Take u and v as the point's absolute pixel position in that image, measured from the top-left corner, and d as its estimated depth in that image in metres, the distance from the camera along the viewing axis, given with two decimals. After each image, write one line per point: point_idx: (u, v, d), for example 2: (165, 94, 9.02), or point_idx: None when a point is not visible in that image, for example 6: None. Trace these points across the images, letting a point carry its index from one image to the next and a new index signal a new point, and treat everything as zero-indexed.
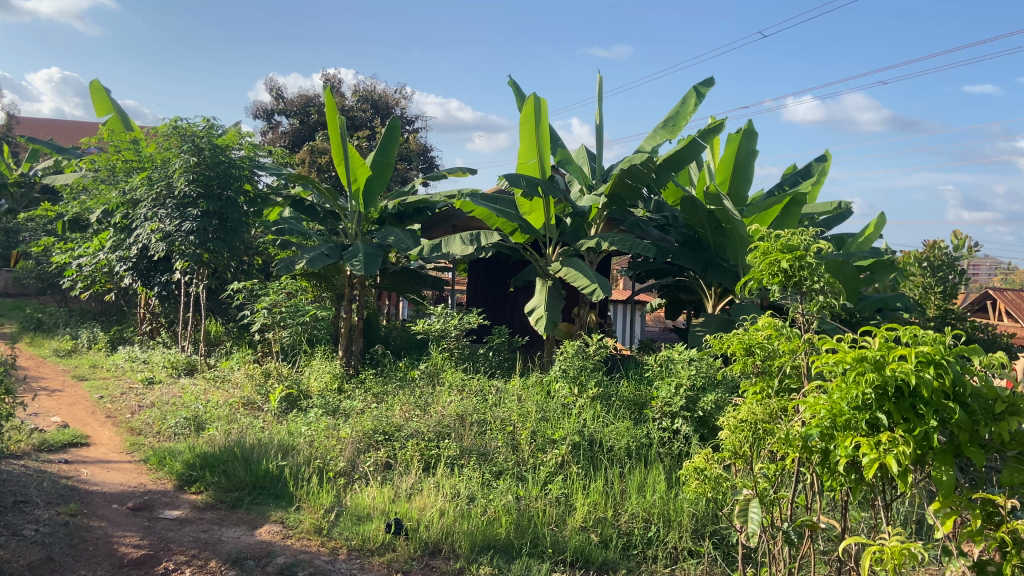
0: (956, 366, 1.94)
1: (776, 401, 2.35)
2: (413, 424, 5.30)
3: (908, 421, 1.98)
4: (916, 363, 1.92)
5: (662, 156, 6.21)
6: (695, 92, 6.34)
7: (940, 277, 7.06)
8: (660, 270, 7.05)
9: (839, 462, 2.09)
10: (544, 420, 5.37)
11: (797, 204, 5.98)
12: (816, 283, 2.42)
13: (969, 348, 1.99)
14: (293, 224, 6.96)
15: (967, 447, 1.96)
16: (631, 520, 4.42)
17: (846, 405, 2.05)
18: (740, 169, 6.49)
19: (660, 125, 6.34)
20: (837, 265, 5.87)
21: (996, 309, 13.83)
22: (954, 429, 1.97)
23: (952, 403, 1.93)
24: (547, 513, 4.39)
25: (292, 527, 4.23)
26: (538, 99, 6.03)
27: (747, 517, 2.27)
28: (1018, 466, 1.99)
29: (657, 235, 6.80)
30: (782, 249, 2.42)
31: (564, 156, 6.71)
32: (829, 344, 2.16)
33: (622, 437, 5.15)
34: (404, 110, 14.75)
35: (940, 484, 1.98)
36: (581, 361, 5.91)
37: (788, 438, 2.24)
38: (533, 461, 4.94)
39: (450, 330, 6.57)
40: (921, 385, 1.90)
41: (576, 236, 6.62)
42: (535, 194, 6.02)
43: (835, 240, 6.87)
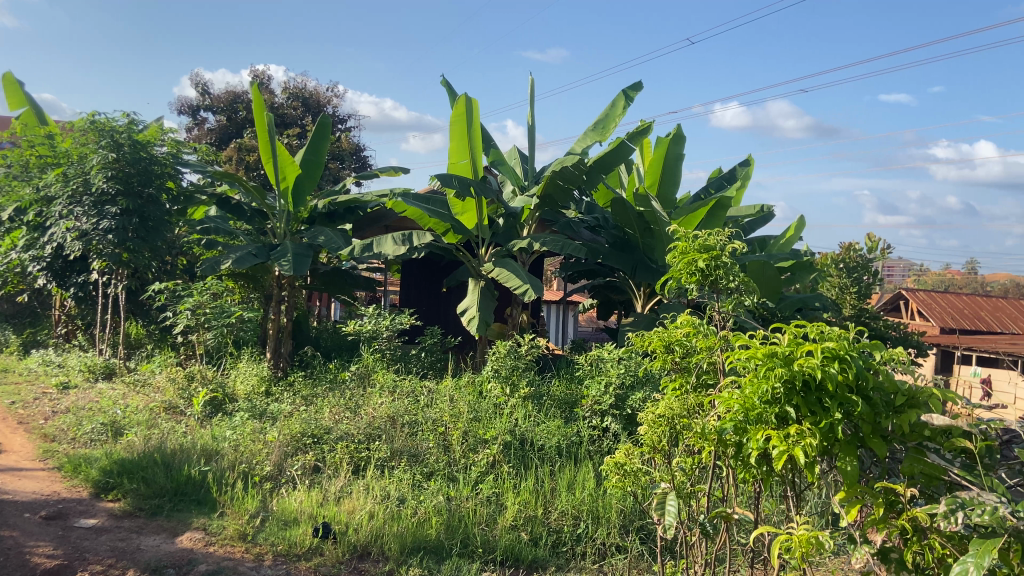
0: (859, 361, 2.03)
1: (693, 397, 2.42)
2: (343, 426, 5.24)
3: (815, 414, 2.06)
4: (821, 357, 2.01)
5: (591, 158, 6.30)
6: (624, 96, 6.45)
7: (855, 278, 7.36)
8: (591, 270, 7.13)
9: (752, 454, 2.16)
10: (476, 420, 5.37)
11: (722, 207, 6.14)
12: (732, 281, 2.51)
13: (871, 343, 2.08)
14: (219, 224, 6.79)
15: (870, 438, 2.05)
16: (561, 517, 4.46)
17: (758, 399, 2.13)
18: (668, 172, 6.63)
19: (590, 128, 6.43)
20: (759, 266, 6.05)
21: (908, 308, 14.52)
22: (858, 421, 2.05)
23: (855, 396, 2.01)
24: (478, 513, 4.39)
25: (215, 533, 4.13)
26: (470, 99, 6.04)
27: (665, 509, 2.31)
28: (917, 455, 2.04)
29: (588, 236, 6.89)
30: (698, 248, 2.49)
31: (496, 157, 6.72)
32: (741, 340, 2.23)
33: (553, 436, 5.21)
34: (336, 109, 14.56)
35: (845, 475, 2.06)
36: (513, 361, 5.94)
37: (704, 432, 2.31)
38: (464, 462, 4.93)
39: (381, 331, 6.51)
40: (826, 378, 1.99)
41: (508, 236, 6.71)
42: (467, 194, 6.02)
43: (758, 242, 7.09)
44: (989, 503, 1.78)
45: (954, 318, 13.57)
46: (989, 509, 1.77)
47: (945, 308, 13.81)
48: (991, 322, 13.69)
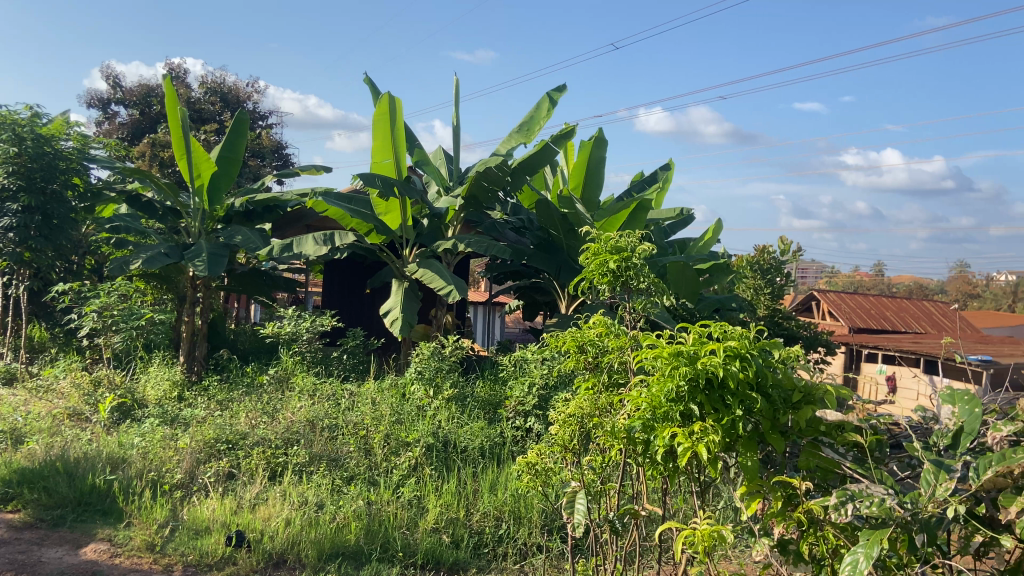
0: (758, 359, 2.10)
1: (604, 396, 2.45)
2: (259, 431, 5.10)
3: (718, 411, 2.11)
4: (724, 356, 2.06)
5: (516, 159, 6.32)
6: (548, 98, 6.49)
7: (769, 279, 7.60)
8: (515, 271, 7.15)
9: (658, 451, 2.20)
10: (398, 423, 5.30)
11: (643, 209, 6.25)
12: (642, 282, 2.55)
13: (770, 341, 2.16)
14: (130, 223, 6.52)
15: (769, 434, 2.11)
16: (483, 519, 4.46)
17: (663, 397, 2.17)
18: (591, 174, 6.72)
19: (514, 129, 6.45)
20: (679, 267, 6.19)
21: (819, 308, 15.15)
22: (758, 418, 2.11)
23: (755, 393, 2.08)
24: (399, 517, 4.34)
25: (121, 544, 3.96)
26: (393, 98, 5.98)
27: (574, 508, 2.33)
28: (813, 450, 2.11)
29: (513, 238, 6.92)
30: (610, 249, 2.52)
31: (421, 157, 6.67)
32: (649, 339, 2.28)
33: (476, 437, 5.20)
34: (256, 105, 14.21)
35: (745, 470, 2.12)
36: (436, 363, 5.90)
37: (613, 430, 2.34)
38: (385, 465, 4.87)
39: (301, 333, 6.37)
40: (728, 376, 2.04)
41: (433, 237, 6.68)
42: (390, 194, 5.95)
43: (678, 244, 7.26)
44: (877, 495, 1.86)
45: (862, 318, 14.22)
46: (877, 501, 1.84)
47: (853, 309, 14.45)
48: (896, 322, 14.39)
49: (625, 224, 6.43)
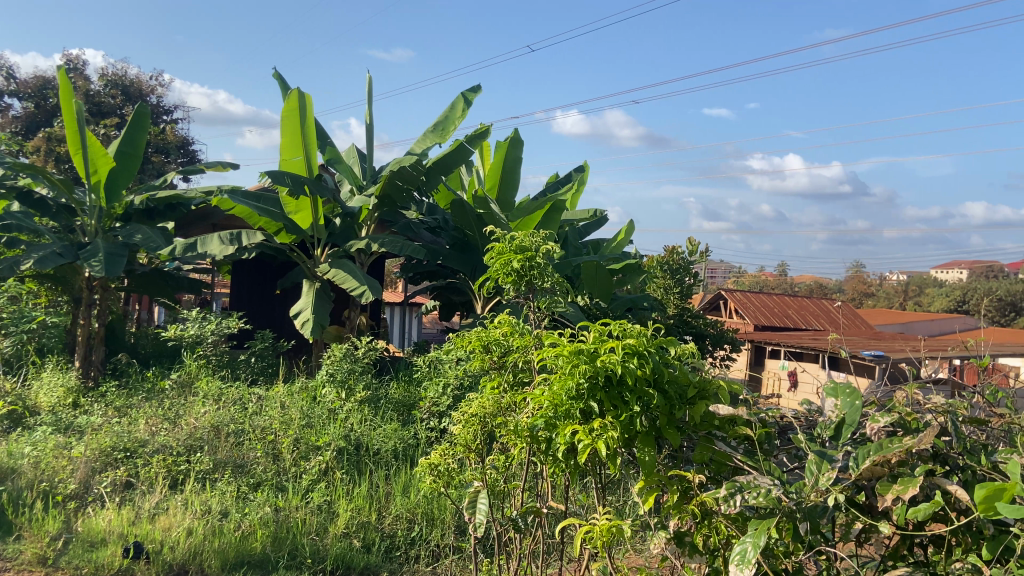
0: (655, 356, 2.16)
1: (508, 395, 2.47)
2: (160, 438, 4.90)
3: (616, 408, 2.16)
4: (622, 353, 2.11)
5: (431, 159, 6.28)
6: (463, 98, 6.48)
7: (678, 279, 7.82)
8: (431, 271, 7.12)
9: (559, 448, 2.23)
10: (308, 427, 5.19)
11: (557, 210, 6.30)
12: (545, 282, 2.58)
13: (666, 339, 2.24)
14: (20, 220, 6.15)
15: (666, 429, 2.17)
16: (395, 521, 4.41)
17: (565, 395, 2.20)
18: (507, 175, 6.75)
19: (429, 129, 6.41)
20: (592, 267, 6.29)
21: (727, 307, 15.70)
22: (655, 413, 2.17)
23: (652, 389, 2.13)
24: (308, 522, 4.24)
25: (9, 560, 3.74)
26: (302, 93, 5.86)
27: (476, 508, 2.32)
28: (707, 443, 2.19)
29: (428, 238, 6.87)
30: (514, 249, 2.53)
31: (333, 155, 6.54)
32: (551, 337, 2.30)
33: (389, 439, 5.14)
34: (161, 99, 13.66)
35: (643, 464, 2.18)
36: (348, 365, 5.79)
37: (516, 429, 2.35)
38: (294, 470, 4.75)
39: (206, 336, 6.15)
40: (626, 373, 2.09)
41: (346, 236, 6.51)
42: (301, 193, 5.82)
43: (592, 245, 7.38)
44: (764, 486, 1.93)
45: (766, 317, 14.81)
46: (764, 491, 1.92)
47: (758, 308, 15.02)
48: (798, 320, 15.04)
49: (545, 224, 6.42)
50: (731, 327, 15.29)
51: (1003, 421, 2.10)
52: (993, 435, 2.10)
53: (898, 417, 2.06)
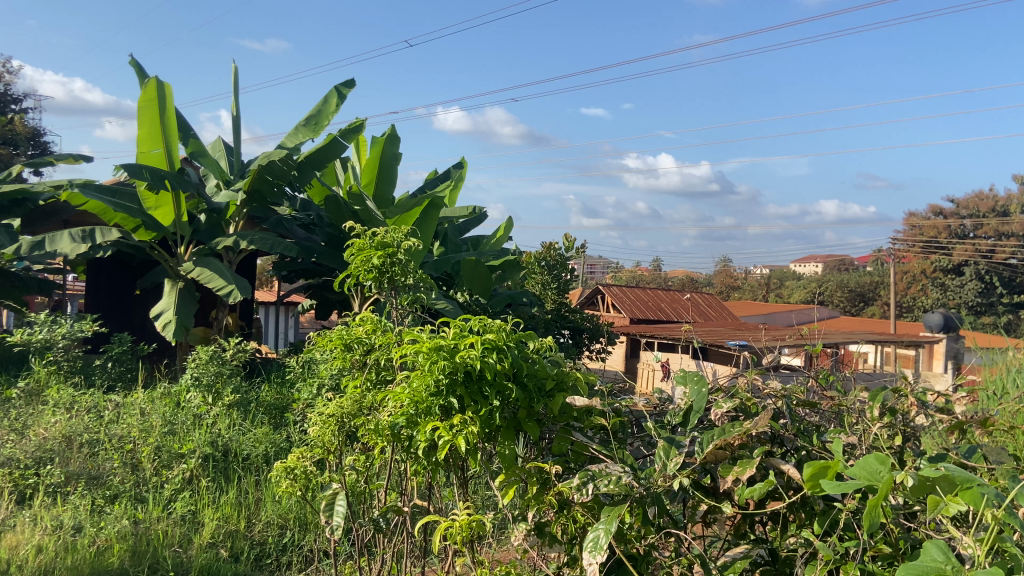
0: (514, 350, 2.18)
1: (369, 394, 2.41)
2: (4, 451, 4.51)
3: (476, 403, 2.17)
4: (481, 348, 2.12)
5: (302, 153, 6.09)
6: (336, 92, 6.33)
7: (554, 275, 7.98)
8: (305, 269, 6.91)
9: (420, 445, 2.20)
10: (171, 434, 4.92)
11: (435, 206, 6.13)
12: (407, 280, 2.55)
13: (526, 333, 2.27)
14: None
15: (525, 422, 2.20)
16: (266, 528, 4.24)
17: (425, 393, 2.17)
18: (383, 172, 6.65)
19: (300, 122, 6.22)
20: (470, 265, 6.30)
21: (604, 301, 16.19)
22: (514, 406, 2.20)
23: (511, 383, 2.15)
24: (170, 534, 4.02)
25: None
26: (161, 82, 5.55)
27: (333, 510, 2.27)
28: (565, 435, 2.24)
29: (301, 234, 6.67)
30: (375, 245, 2.48)
31: (196, 149, 6.23)
32: (410, 334, 2.27)
33: (259, 444, 4.94)
34: (10, 86, 12.64)
35: (503, 458, 2.19)
36: (216, 367, 5.48)
37: (377, 428, 2.31)
38: (155, 480, 4.49)
39: (56, 340, 5.72)
40: (485, 368, 2.10)
41: (211, 234, 6.23)
42: (161, 187, 5.50)
43: (471, 241, 7.39)
44: (615, 473, 2.00)
45: (641, 310, 15.37)
46: (615, 478, 1.98)
47: (633, 302, 15.57)
48: (671, 312, 15.67)
49: (420, 231, 6.04)
50: (608, 320, 15.76)
51: (832, 402, 2.26)
52: (825, 416, 2.26)
53: (740, 402, 2.18)
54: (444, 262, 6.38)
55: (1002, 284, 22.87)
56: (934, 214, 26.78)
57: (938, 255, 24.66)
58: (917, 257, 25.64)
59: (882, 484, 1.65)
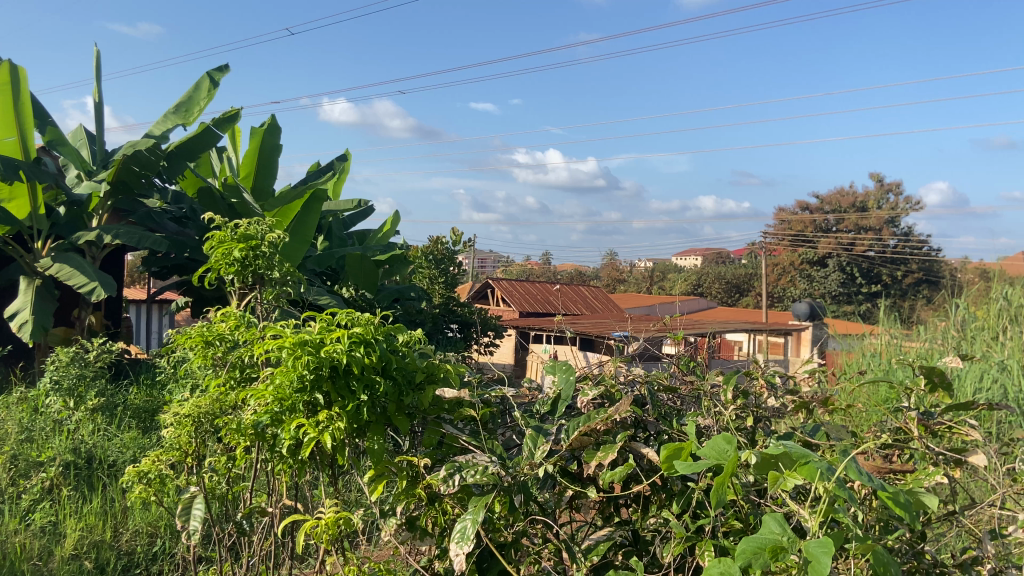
0: (383, 343, 2.15)
1: (231, 393, 2.32)
2: None
3: (344, 398, 2.12)
4: (347, 342, 2.07)
5: (172, 143, 5.81)
6: (208, 78, 6.05)
7: (442, 269, 7.96)
8: (178, 265, 6.60)
9: (285, 444, 2.14)
10: (28, 441, 4.58)
11: (318, 199, 5.90)
12: (271, 272, 2.46)
13: (394, 326, 2.24)
14: None
15: (394, 416, 2.18)
16: (134, 537, 4.00)
17: (289, 389, 2.10)
18: (263, 164, 6.45)
19: (170, 110, 5.91)
20: (355, 258, 6.18)
21: (495, 295, 16.33)
22: (383, 400, 2.16)
23: (379, 377, 2.12)
24: (28, 547, 3.72)
25: None
26: (14, 66, 5.15)
27: (190, 514, 2.24)
28: (434, 428, 2.24)
29: (174, 228, 6.36)
30: (236, 238, 2.39)
31: (54, 137, 5.80)
32: (273, 329, 2.19)
33: (128, 449, 4.68)
34: None
35: (372, 453, 2.17)
36: (79, 370, 5.07)
37: (239, 427, 2.22)
38: (10, 491, 4.17)
39: None
40: (352, 362, 2.05)
41: (72, 228, 5.99)
42: (15, 179, 5.11)
43: (356, 235, 7.26)
44: (481, 464, 2.00)
45: (531, 303, 15.61)
46: (481, 469, 1.99)
47: (523, 295, 15.78)
48: (559, 305, 15.94)
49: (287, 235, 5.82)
50: (498, 313, 15.88)
51: (692, 386, 2.35)
52: (685, 401, 2.35)
53: (605, 390, 2.24)
54: (328, 256, 6.24)
55: (861, 275, 24.66)
56: (801, 210, 28.54)
57: (805, 248, 26.30)
58: (788, 250, 27.20)
59: (728, 462, 1.75)
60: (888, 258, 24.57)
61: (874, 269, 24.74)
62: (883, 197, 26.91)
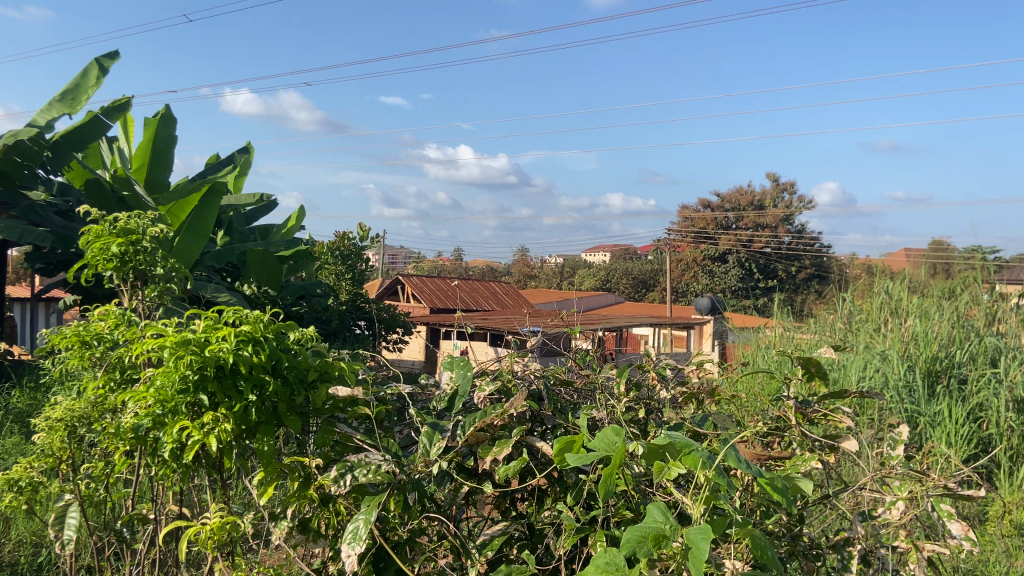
0: (273, 342, 2.08)
1: (110, 396, 2.21)
2: None
3: (230, 399, 2.04)
4: (234, 341, 2.00)
5: (58, 132, 5.53)
6: (97, 65, 5.74)
7: (348, 264, 7.82)
8: (65, 262, 6.23)
9: (167, 448, 2.05)
10: None
11: (216, 193, 5.61)
12: (154, 269, 2.36)
13: (285, 323, 2.17)
14: None
15: (285, 416, 2.12)
16: (15, 548, 3.74)
17: (172, 391, 2.01)
18: (157, 156, 6.17)
19: (55, 97, 5.57)
20: (258, 255, 5.97)
21: (405, 292, 16.19)
22: (273, 400, 2.09)
23: (269, 376, 2.05)
24: None
25: None
26: None
27: (64, 523, 2.20)
28: (328, 427, 2.19)
29: (60, 222, 5.99)
30: (115, 232, 2.27)
31: None
32: (154, 329, 2.08)
33: (8, 457, 4.37)
34: None
35: (261, 455, 2.11)
36: None
37: (118, 431, 2.11)
38: None
39: None
40: (239, 362, 1.98)
41: None
42: None
43: (258, 230, 7.04)
44: (373, 463, 1.98)
45: (442, 300, 15.55)
46: (374, 467, 1.96)
47: (434, 292, 15.71)
48: (469, 301, 15.94)
49: (181, 232, 5.60)
50: (407, 310, 15.74)
51: (587, 380, 2.39)
52: (582, 394, 2.39)
53: (502, 384, 2.24)
54: (228, 253, 6.03)
55: (759, 271, 25.80)
56: (703, 207, 29.54)
57: (707, 244, 27.30)
58: (692, 247, 28.15)
59: (616, 453, 1.78)
60: (783, 254, 25.81)
61: (771, 265, 25.93)
62: (778, 196, 28.22)
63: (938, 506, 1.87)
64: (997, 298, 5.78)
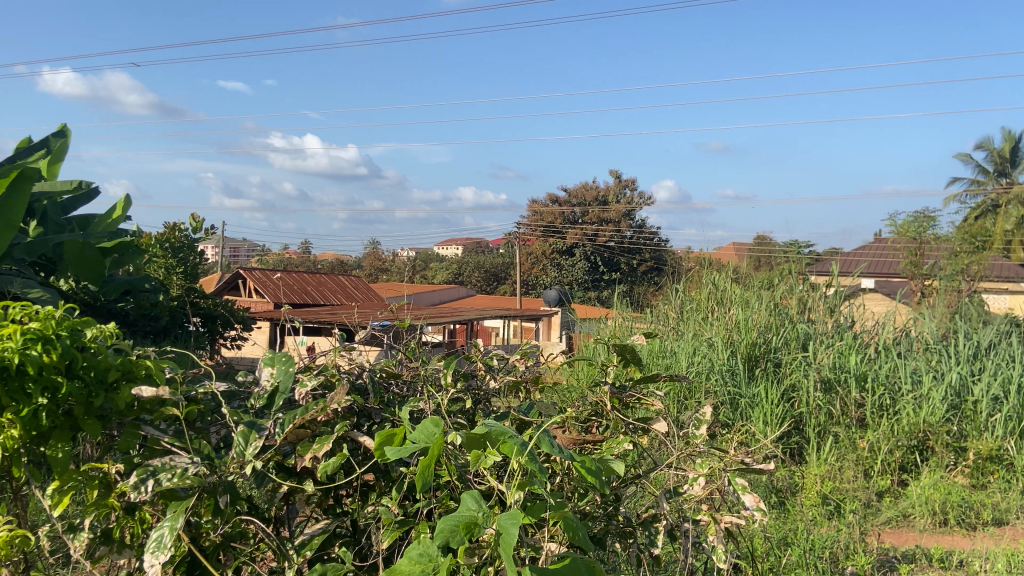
0: (67, 339, 1.90)
1: None
2: None
3: (17, 403, 1.85)
4: (20, 340, 1.81)
5: None
6: None
7: (180, 258, 7.41)
8: None
9: None
10: None
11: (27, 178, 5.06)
12: None
13: (83, 319, 1.99)
14: None
15: (83, 420, 1.95)
16: None
17: None
18: None
19: None
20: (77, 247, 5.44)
21: (247, 287, 15.51)
22: (68, 403, 1.92)
23: (62, 378, 1.88)
24: None
25: None
26: None
27: None
28: (133, 430, 2.04)
29: None
30: None
31: None
32: None
33: None
34: None
35: (55, 462, 1.94)
36: None
37: None
38: None
39: None
40: (25, 362, 1.80)
41: None
42: None
43: (78, 221, 6.45)
44: (180, 466, 1.86)
45: (287, 293, 15.03)
46: (180, 471, 1.85)
47: (279, 286, 15.13)
48: (316, 295, 15.47)
49: None
50: (248, 305, 15.03)
51: (414, 373, 2.37)
52: (409, 387, 2.37)
53: (325, 379, 2.18)
54: (40, 244, 5.43)
55: (604, 264, 26.95)
56: (553, 202, 30.33)
57: (556, 238, 28.09)
58: (541, 241, 28.91)
59: (434, 444, 1.77)
60: (626, 248, 27.04)
61: (614, 258, 27.11)
62: (621, 192, 29.50)
63: (735, 480, 2.01)
64: (810, 288, 6.30)
